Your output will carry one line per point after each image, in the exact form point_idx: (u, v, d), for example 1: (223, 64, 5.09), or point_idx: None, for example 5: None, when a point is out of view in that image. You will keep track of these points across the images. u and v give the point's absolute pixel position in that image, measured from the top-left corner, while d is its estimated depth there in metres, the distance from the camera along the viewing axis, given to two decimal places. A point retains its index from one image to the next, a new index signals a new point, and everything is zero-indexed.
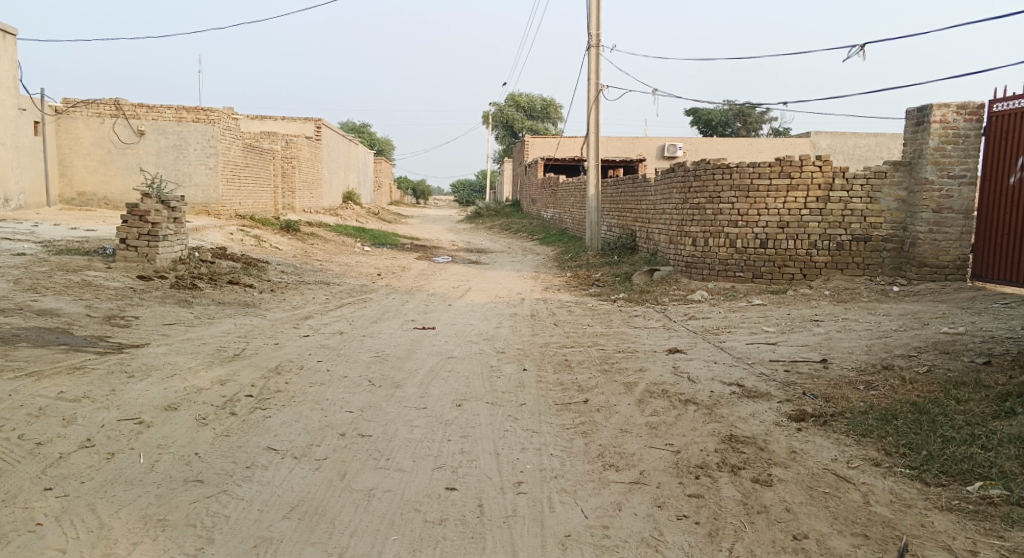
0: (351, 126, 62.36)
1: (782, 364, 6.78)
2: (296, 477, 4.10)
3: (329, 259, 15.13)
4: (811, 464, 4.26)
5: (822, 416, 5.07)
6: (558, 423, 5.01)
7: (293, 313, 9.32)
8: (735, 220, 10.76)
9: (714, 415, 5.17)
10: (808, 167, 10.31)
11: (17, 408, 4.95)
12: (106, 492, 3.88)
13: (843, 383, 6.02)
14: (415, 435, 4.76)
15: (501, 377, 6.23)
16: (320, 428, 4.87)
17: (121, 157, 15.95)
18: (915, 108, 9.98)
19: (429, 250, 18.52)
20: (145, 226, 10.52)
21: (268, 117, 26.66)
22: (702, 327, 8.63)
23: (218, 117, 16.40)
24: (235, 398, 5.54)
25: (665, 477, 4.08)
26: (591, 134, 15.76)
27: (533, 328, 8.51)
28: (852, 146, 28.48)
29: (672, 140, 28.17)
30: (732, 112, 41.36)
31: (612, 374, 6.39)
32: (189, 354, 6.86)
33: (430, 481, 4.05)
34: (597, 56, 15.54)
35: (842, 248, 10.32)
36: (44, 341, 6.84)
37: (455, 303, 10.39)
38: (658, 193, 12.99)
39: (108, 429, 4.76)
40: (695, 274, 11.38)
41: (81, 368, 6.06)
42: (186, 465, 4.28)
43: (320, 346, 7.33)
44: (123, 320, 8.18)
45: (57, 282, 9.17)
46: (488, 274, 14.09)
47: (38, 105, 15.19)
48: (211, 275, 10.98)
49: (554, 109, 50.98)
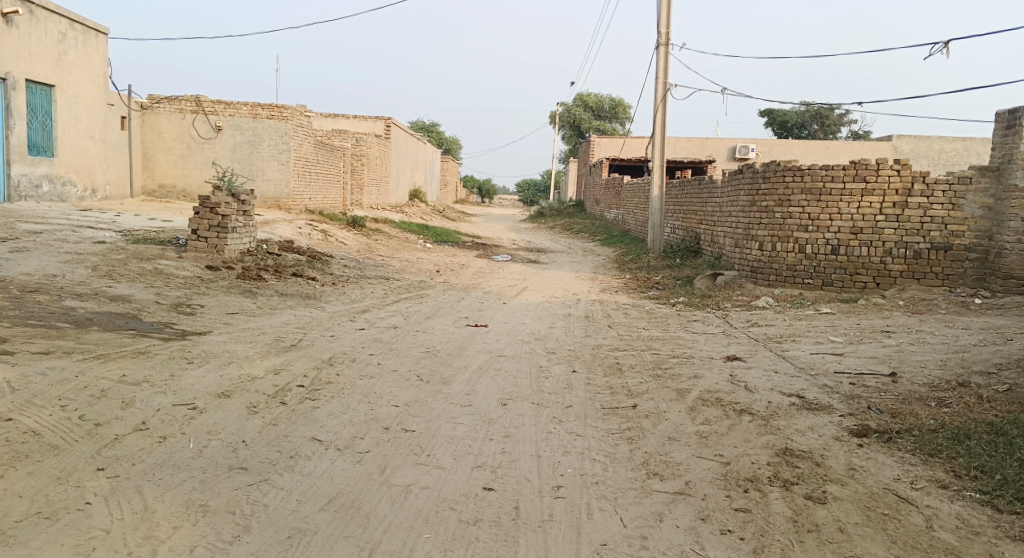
0: (420, 124, 63.32)
1: (847, 377, 6.48)
2: (337, 470, 4.11)
3: (392, 254, 15.32)
4: (871, 483, 4.02)
5: (886, 433, 4.80)
6: (604, 428, 4.89)
7: (351, 306, 9.43)
8: (805, 224, 10.35)
9: (770, 427, 4.96)
10: (885, 171, 9.87)
11: (81, 389, 5.13)
12: (154, 475, 3.97)
13: (912, 399, 5.70)
14: (458, 432, 4.72)
15: (550, 378, 6.14)
16: (365, 421, 4.88)
17: (199, 152, 16.51)
18: (1005, 110, 9.44)
19: (490, 248, 18.57)
20: (215, 218, 10.84)
21: (340, 115, 27.23)
22: (764, 335, 8.34)
23: (292, 114, 16.79)
24: (286, 388, 5.61)
25: (712, 489, 3.92)
26: (657, 134, 15.49)
27: (587, 329, 8.40)
28: (937, 151, 27.19)
29: (744, 142, 27.50)
30: (808, 114, 40.09)
31: (665, 379, 6.22)
32: (247, 343, 7.00)
33: (468, 480, 4.00)
34: (666, 55, 15.26)
35: (919, 256, 9.86)
36: (113, 325, 7.09)
37: (511, 301, 10.35)
38: (725, 196, 12.64)
39: (163, 414, 4.88)
40: (761, 279, 10.94)
41: (144, 353, 6.25)
42: (233, 452, 4.34)
43: (373, 340, 7.39)
44: (189, 308, 8.43)
45: (131, 270, 9.52)
46: (547, 274, 14.00)
47: (125, 101, 15.86)
48: (277, 267, 11.24)
49: (623, 110, 50.57)
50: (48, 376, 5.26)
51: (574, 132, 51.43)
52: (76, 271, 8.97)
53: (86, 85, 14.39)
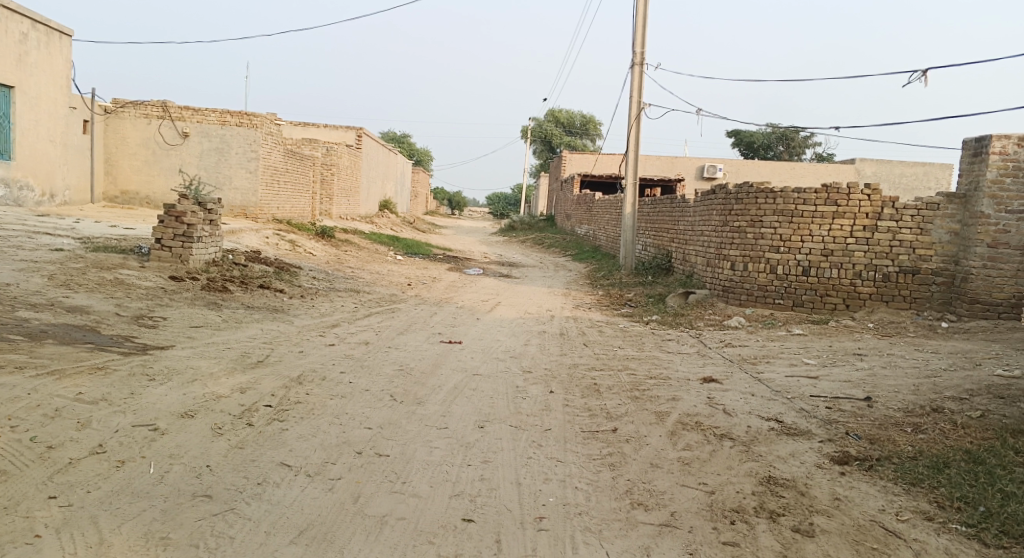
0: (390, 135, 63.06)
1: (823, 400, 6.44)
2: (308, 498, 3.92)
3: (361, 266, 15.09)
4: (857, 514, 3.95)
5: (867, 460, 4.74)
6: (584, 453, 4.76)
7: (320, 321, 9.20)
8: (777, 245, 10.38)
9: (751, 453, 4.88)
10: (856, 195, 9.95)
11: (33, 408, 4.85)
12: (112, 503, 3.74)
13: (888, 424, 5.67)
14: (434, 457, 4.55)
15: (527, 399, 6.00)
16: (337, 445, 4.69)
17: (164, 158, 16.12)
18: (973, 138, 9.57)
19: (461, 262, 18.41)
20: (180, 227, 10.52)
21: (310, 124, 26.92)
22: (738, 355, 8.30)
23: (261, 122, 16.48)
24: (253, 408, 5.39)
25: (698, 521, 3.85)
26: (630, 152, 15.52)
27: (562, 347, 8.28)
28: (899, 174, 27.78)
29: (713, 161, 27.77)
30: (774, 135, 40.76)
31: (643, 401, 6.12)
32: (212, 359, 6.74)
33: (446, 510, 3.84)
34: (641, 74, 15.33)
35: (888, 279, 9.94)
36: (70, 339, 6.79)
37: (484, 317, 10.20)
38: (697, 215, 12.65)
39: (121, 435, 4.63)
40: (732, 299, 10.94)
41: (102, 369, 5.97)
42: (197, 477, 4.13)
43: (343, 356, 7.18)
44: (150, 320, 8.12)
45: (90, 279, 9.16)
46: (519, 289, 13.87)
47: (88, 104, 15.42)
48: (243, 279, 10.94)
49: (594, 126, 50.90)
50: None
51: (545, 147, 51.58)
52: (31, 280, 8.61)
53: (47, 87, 13.96)
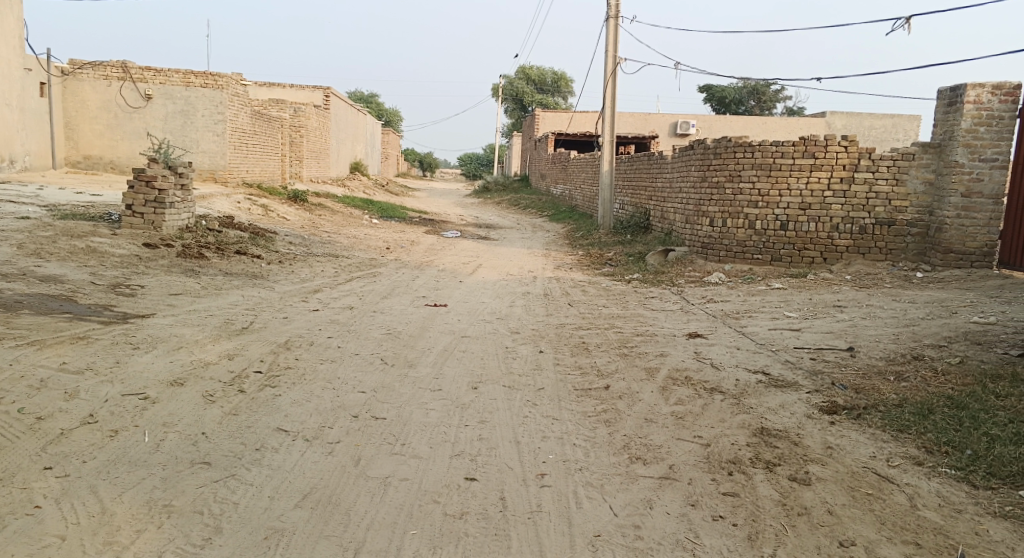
0: (358, 96, 61.98)
1: (807, 352, 6.54)
2: (308, 462, 3.91)
3: (337, 230, 14.91)
4: (850, 462, 4.05)
5: (855, 409, 4.83)
6: (579, 410, 4.80)
7: (302, 286, 9.10)
8: (755, 200, 10.43)
9: (743, 406, 4.95)
10: (833, 147, 9.99)
11: (18, 379, 4.75)
12: (110, 472, 3.69)
13: (872, 374, 5.78)
14: (431, 419, 4.56)
15: (517, 359, 6.02)
16: (332, 409, 4.67)
17: (128, 121, 15.67)
18: (947, 88, 9.64)
19: (437, 224, 18.26)
20: (151, 193, 10.29)
21: (276, 85, 26.33)
22: (721, 311, 8.38)
23: (227, 83, 16.06)
24: (243, 374, 5.34)
25: (697, 473, 3.92)
26: (606, 108, 15.41)
27: (547, 308, 8.30)
28: (868, 127, 27.97)
29: (685, 117, 27.72)
30: (745, 90, 40.74)
31: (632, 358, 6.17)
32: (195, 326, 6.65)
33: (448, 470, 3.86)
34: (615, 28, 15.16)
35: (865, 231, 10.07)
36: (48, 308, 6.64)
37: (465, 279, 10.17)
38: (674, 171, 12.65)
39: (112, 405, 4.56)
40: (711, 255, 11.02)
41: (84, 339, 5.86)
42: (193, 445, 4.09)
43: (329, 321, 7.12)
44: (128, 288, 7.97)
45: (61, 248, 8.95)
46: (498, 250, 13.83)
47: (44, 66, 14.89)
48: (219, 245, 10.76)
49: (564, 84, 50.47)
50: None
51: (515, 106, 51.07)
52: (1, 250, 8.38)
53: (0, 49, 13.43)
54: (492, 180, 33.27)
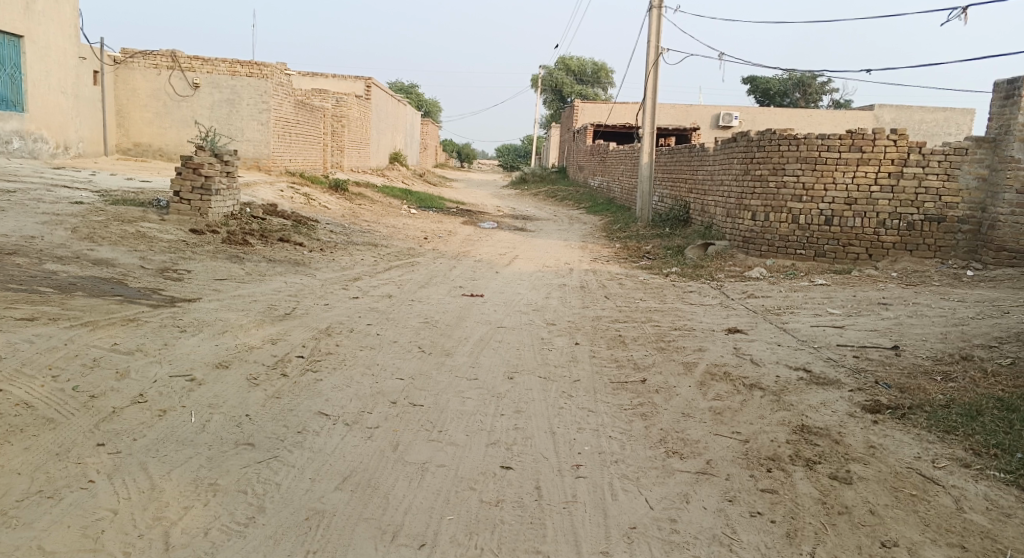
0: (399, 85, 62.36)
1: (850, 350, 6.43)
2: (348, 446, 3.98)
3: (377, 219, 15.07)
4: (893, 462, 3.98)
5: (899, 409, 4.74)
6: (615, 403, 4.80)
7: (342, 273, 9.22)
8: (800, 194, 10.26)
9: (783, 403, 4.89)
10: (881, 141, 9.77)
11: (71, 358, 4.91)
12: (158, 450, 3.81)
13: (917, 373, 5.66)
14: (468, 407, 4.60)
15: (553, 350, 6.04)
16: (371, 395, 4.74)
17: (176, 110, 16.01)
18: (1004, 80, 9.35)
19: (475, 214, 18.32)
20: (198, 180, 10.50)
21: (319, 75, 26.63)
22: (762, 306, 8.28)
23: (271, 73, 16.29)
24: (285, 358, 5.45)
25: (735, 469, 3.89)
26: (648, 100, 15.27)
27: (584, 300, 8.28)
28: (918, 121, 27.26)
29: (728, 109, 27.33)
30: (790, 82, 39.99)
31: (669, 352, 6.14)
32: (240, 311, 6.79)
33: (484, 457, 3.90)
34: (658, 18, 14.99)
35: (913, 228, 9.84)
36: (99, 291, 6.84)
37: (503, 270, 10.20)
38: (717, 164, 12.49)
39: (160, 385, 4.69)
40: (752, 249, 10.87)
41: (134, 321, 6.02)
42: (237, 426, 4.19)
43: (369, 309, 7.22)
44: (175, 273, 8.16)
45: (112, 232, 9.19)
46: (537, 242, 13.83)
47: (97, 55, 15.28)
48: (262, 232, 10.96)
49: (605, 75, 50.11)
50: (36, 344, 5.04)
51: (555, 97, 50.86)
52: (55, 233, 8.64)
53: (56, 38, 13.82)
54: (531, 171, 33.25)
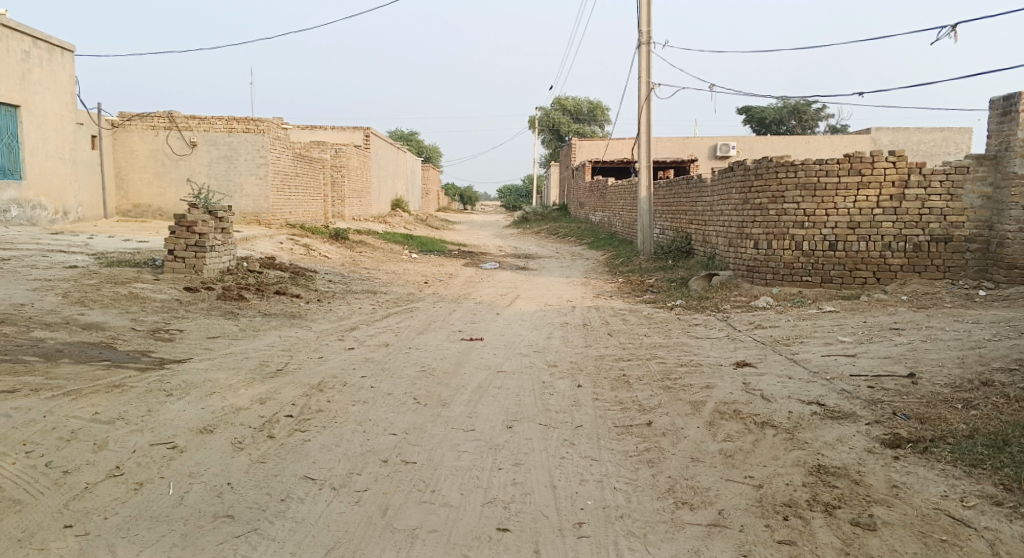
0: (398, 133, 63.02)
1: (864, 380, 6.15)
2: (333, 513, 3.74)
3: (376, 267, 14.92)
4: (919, 502, 3.70)
5: (921, 442, 4.46)
6: (620, 450, 4.53)
7: (339, 324, 9.02)
8: (801, 221, 10.06)
9: (797, 441, 4.62)
10: (880, 164, 9.61)
11: (48, 431, 4.69)
12: (128, 530, 3.61)
13: (937, 402, 5.38)
14: (463, 462, 4.34)
15: (554, 394, 5.78)
16: (361, 454, 4.50)
17: (174, 168, 16.01)
18: (1001, 97, 9.20)
19: (475, 256, 18.17)
20: (192, 237, 10.38)
21: (318, 127, 26.82)
22: (770, 337, 8.02)
23: (268, 127, 16.32)
24: (273, 419, 5.21)
25: (750, 518, 3.62)
26: (643, 134, 15.22)
27: (586, 339, 8.04)
28: (916, 141, 27.15)
29: (725, 139, 27.35)
30: (786, 110, 40.15)
31: (676, 391, 5.87)
32: (230, 370, 6.57)
33: (479, 519, 3.65)
34: (648, 54, 15.01)
35: (919, 249, 9.60)
36: (87, 357, 6.65)
37: (503, 311, 9.97)
38: (715, 194, 12.34)
39: (139, 456, 4.46)
40: (757, 279, 10.64)
41: (119, 387, 5.81)
42: (218, 497, 3.95)
43: (364, 360, 6.99)
44: (167, 333, 7.98)
45: (105, 295, 9.03)
46: (538, 281, 13.63)
47: (95, 119, 15.33)
48: (259, 286, 10.80)
49: (601, 112, 50.52)
50: (13, 417, 4.82)
51: (553, 136, 51.16)
52: (46, 299, 8.49)
53: (53, 104, 13.88)
54: (532, 211, 33.23)
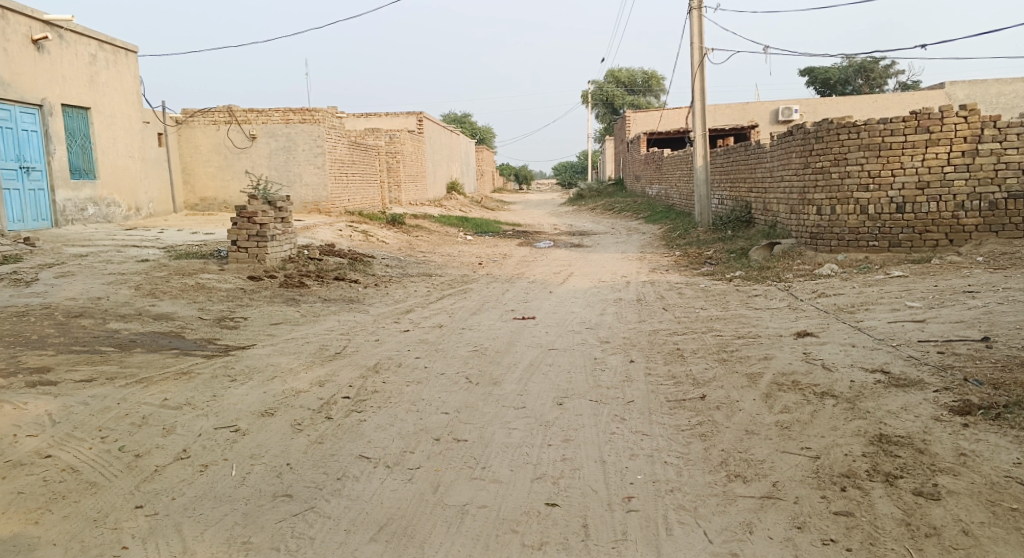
0: (453, 116, 63.25)
1: (933, 345, 5.91)
2: (387, 491, 3.81)
3: (433, 249, 15.07)
4: (987, 470, 3.55)
5: (992, 408, 4.26)
6: (672, 424, 4.47)
7: (395, 307, 9.15)
8: (866, 183, 9.66)
9: (857, 411, 4.47)
10: (950, 119, 9.16)
11: (121, 417, 4.91)
12: (194, 509, 3.76)
13: (1012, 366, 5.13)
14: (514, 439, 4.36)
15: (607, 370, 5.74)
16: (414, 433, 4.56)
17: (236, 161, 16.46)
18: None
19: (531, 235, 18.16)
20: (254, 227, 10.66)
21: (373, 114, 27.12)
22: (833, 305, 7.77)
23: (324, 117, 16.55)
24: (331, 401, 5.33)
25: (806, 490, 3.53)
26: (698, 103, 14.86)
27: (640, 314, 7.95)
28: (994, 95, 25.79)
29: (787, 103, 26.52)
30: (851, 69, 38.61)
31: (732, 364, 5.75)
32: (291, 355, 6.75)
33: (529, 494, 3.66)
34: (701, 19, 14.62)
35: (995, 207, 9.16)
36: (157, 346, 6.92)
37: (557, 289, 9.95)
38: (774, 160, 11.97)
39: (204, 439, 4.63)
40: (821, 246, 10.26)
41: (187, 374, 6.03)
42: (277, 477, 4.07)
43: (419, 342, 7.08)
44: (231, 321, 8.23)
45: (173, 286, 9.36)
46: (594, 257, 13.53)
47: (161, 118, 15.85)
48: (319, 273, 11.03)
49: (657, 83, 49.63)
50: (89, 405, 5.06)
51: (608, 110, 50.53)
52: (119, 292, 8.86)
53: (121, 105, 14.39)
54: (588, 187, 32.99)
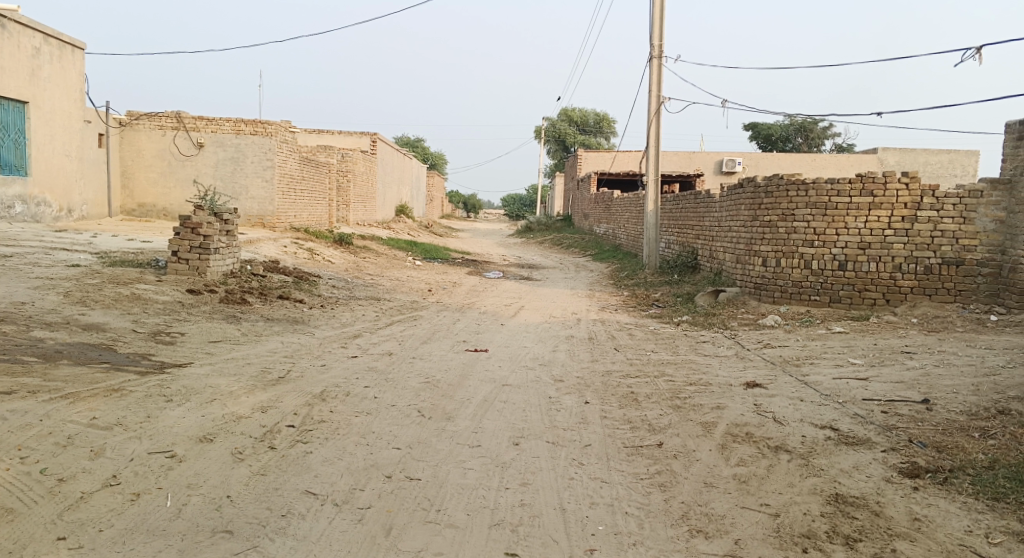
0: (404, 140, 63.01)
1: (877, 404, 6.02)
2: (335, 531, 3.63)
3: (380, 273, 14.82)
4: (942, 537, 3.59)
5: (940, 473, 4.33)
6: (630, 472, 4.40)
7: (342, 331, 8.90)
8: (811, 239, 9.95)
9: (812, 468, 4.49)
10: (893, 185, 9.51)
11: (44, 436, 4.57)
12: (124, 544, 3.51)
13: (953, 430, 5.25)
14: (469, 480, 4.22)
15: (561, 411, 5.64)
16: (364, 469, 4.38)
17: (180, 169, 15.93)
18: (1017, 120, 9.03)
19: (480, 265, 18.08)
20: (197, 239, 10.27)
21: (325, 132, 26.81)
22: (780, 357, 7.89)
23: (276, 130, 16.25)
24: (275, 429, 5.09)
25: (768, 550, 3.50)
26: (651, 148, 15.13)
27: (592, 353, 7.92)
28: (923, 162, 27.18)
29: (731, 155, 27.31)
30: (792, 127, 40.10)
31: (686, 411, 5.74)
32: (231, 376, 6.45)
33: (487, 542, 3.54)
34: (659, 67, 14.96)
35: (930, 272, 9.48)
36: (86, 358, 6.52)
37: (508, 323, 9.85)
38: (723, 210, 12.24)
39: (137, 464, 4.35)
40: (764, 296, 10.50)
41: (118, 391, 5.68)
42: (216, 510, 3.83)
43: (368, 369, 6.87)
44: (167, 336, 7.85)
45: (106, 295, 8.90)
46: (542, 292, 13.49)
47: (103, 118, 15.26)
48: (262, 290, 10.68)
49: (607, 124, 50.60)
50: (9, 421, 4.70)
51: (558, 146, 51.15)
52: (47, 298, 8.37)
53: (61, 102, 13.81)
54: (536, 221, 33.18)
